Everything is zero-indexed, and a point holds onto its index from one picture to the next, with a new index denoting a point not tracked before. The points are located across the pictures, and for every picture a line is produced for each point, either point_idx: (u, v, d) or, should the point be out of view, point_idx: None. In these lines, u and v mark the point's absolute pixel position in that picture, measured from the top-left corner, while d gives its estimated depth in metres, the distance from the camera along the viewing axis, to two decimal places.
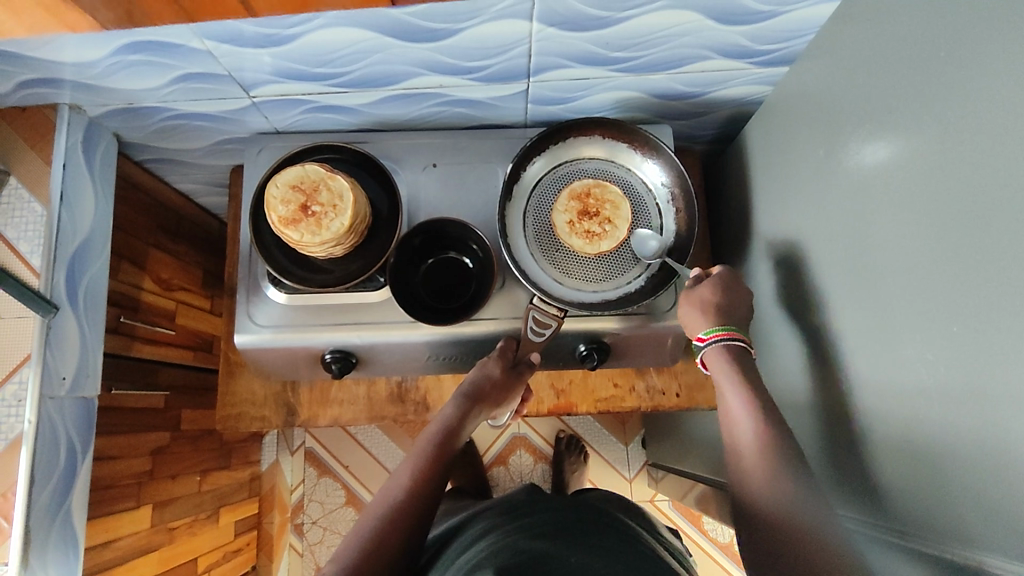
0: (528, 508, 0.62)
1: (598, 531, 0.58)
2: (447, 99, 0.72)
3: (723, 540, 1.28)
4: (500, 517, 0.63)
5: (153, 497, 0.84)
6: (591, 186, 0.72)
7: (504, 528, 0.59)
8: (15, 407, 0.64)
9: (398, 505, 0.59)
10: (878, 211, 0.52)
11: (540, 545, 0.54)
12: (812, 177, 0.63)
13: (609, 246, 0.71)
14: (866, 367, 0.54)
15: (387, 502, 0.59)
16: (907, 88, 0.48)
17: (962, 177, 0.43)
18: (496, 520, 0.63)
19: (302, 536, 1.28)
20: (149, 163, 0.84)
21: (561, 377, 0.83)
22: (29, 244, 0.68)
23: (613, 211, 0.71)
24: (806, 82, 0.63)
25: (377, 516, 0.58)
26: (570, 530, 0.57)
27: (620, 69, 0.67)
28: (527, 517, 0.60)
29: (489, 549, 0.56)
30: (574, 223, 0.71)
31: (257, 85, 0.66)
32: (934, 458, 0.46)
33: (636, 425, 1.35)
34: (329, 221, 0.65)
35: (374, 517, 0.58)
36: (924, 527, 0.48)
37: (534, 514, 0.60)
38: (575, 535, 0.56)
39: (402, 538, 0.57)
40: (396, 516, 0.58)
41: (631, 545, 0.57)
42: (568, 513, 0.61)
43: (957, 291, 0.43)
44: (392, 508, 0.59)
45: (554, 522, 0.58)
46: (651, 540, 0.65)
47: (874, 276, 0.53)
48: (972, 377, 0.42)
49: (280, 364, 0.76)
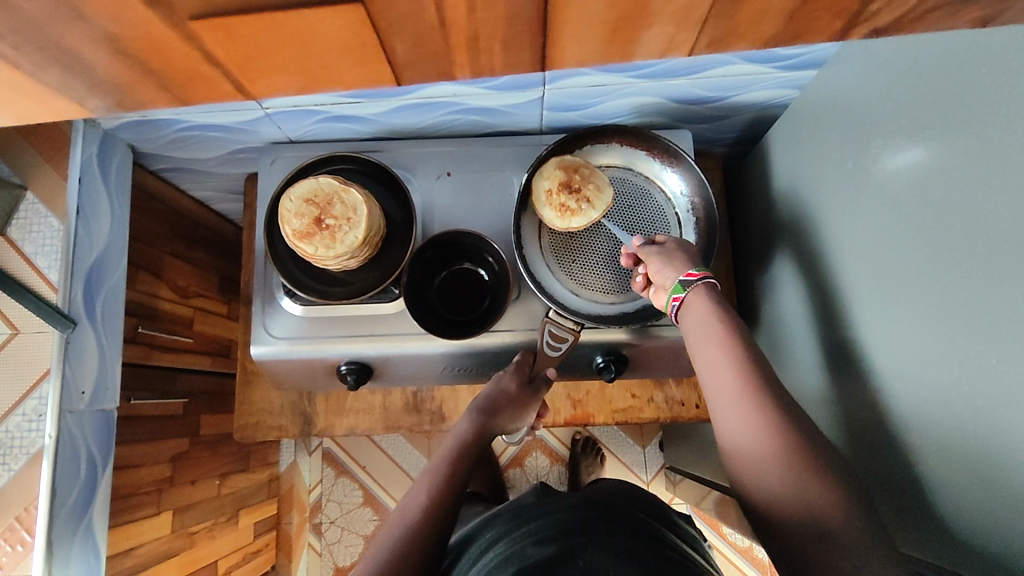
0: (535, 512, 0.61)
1: (610, 525, 0.56)
2: (461, 108, 0.71)
3: (742, 545, 1.27)
4: (508, 524, 0.62)
5: (173, 503, 0.85)
6: (581, 165, 0.67)
7: (514, 536, 0.58)
8: (35, 422, 0.66)
9: (417, 520, 0.58)
10: (911, 229, 0.50)
11: (549, 550, 0.52)
12: (839, 187, 0.61)
13: (580, 225, 0.66)
14: (896, 390, 0.52)
15: (406, 519, 0.58)
16: (940, 101, 0.46)
17: (1002, 198, 0.40)
18: (504, 528, 0.62)
19: (320, 535, 1.29)
20: (164, 172, 0.84)
21: (577, 388, 0.82)
22: (46, 259, 0.69)
23: (596, 192, 0.66)
24: (834, 88, 0.61)
25: (397, 533, 0.57)
26: (583, 526, 0.55)
27: (638, 76, 0.65)
28: (537, 522, 0.59)
29: (500, 556, 0.56)
30: (552, 193, 0.66)
31: (270, 97, 0.66)
32: (970, 491, 0.44)
33: (653, 427, 1.33)
34: (343, 234, 0.64)
35: (392, 534, 0.57)
36: (960, 559, 0.46)
37: (540, 517, 0.59)
38: (586, 532, 0.54)
39: (423, 553, 0.56)
40: (415, 530, 0.57)
41: (644, 541, 0.55)
42: (577, 510, 0.58)
43: (996, 319, 0.41)
44: (411, 523, 0.57)
45: (565, 522, 0.56)
46: (674, 537, 0.63)
47: (905, 295, 0.51)
48: (1007, 409, 0.40)
49: (296, 375, 0.76)
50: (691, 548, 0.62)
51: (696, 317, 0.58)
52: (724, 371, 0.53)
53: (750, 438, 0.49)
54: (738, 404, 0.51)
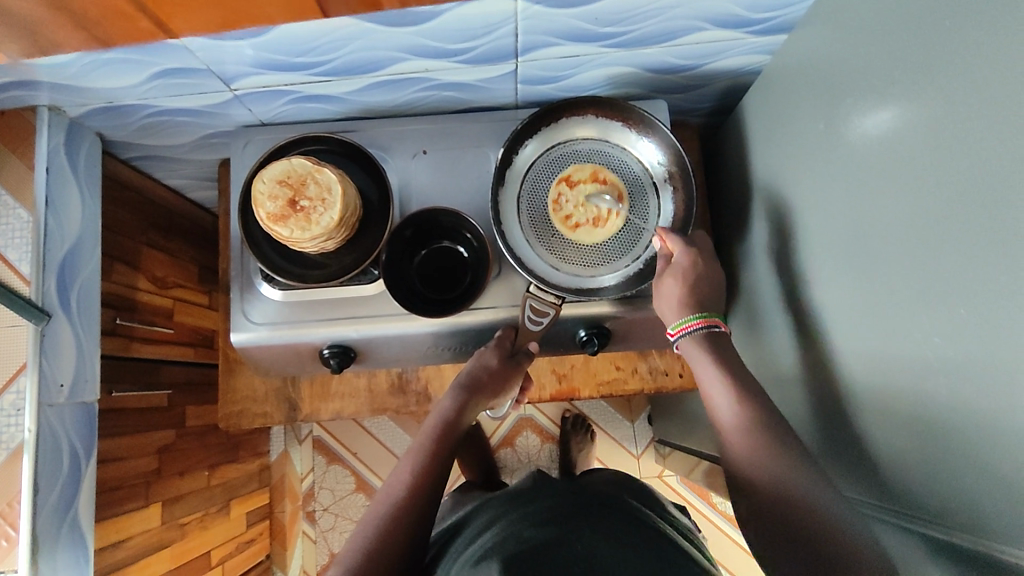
0: (532, 497, 0.61)
1: (606, 513, 0.57)
2: (433, 83, 0.70)
3: (732, 513, 1.29)
4: (501, 508, 0.62)
5: (162, 494, 0.84)
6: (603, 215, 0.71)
7: (508, 516, 0.58)
8: (14, 416, 0.65)
9: (400, 499, 0.58)
10: (881, 187, 0.50)
11: (544, 533, 0.52)
12: (812, 150, 0.61)
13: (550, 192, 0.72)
14: (867, 349, 0.53)
15: (388, 499, 0.58)
16: (910, 57, 0.46)
17: (972, 151, 0.40)
18: (497, 512, 0.62)
19: (314, 523, 1.29)
20: (135, 160, 0.82)
21: (562, 363, 0.83)
22: (17, 252, 0.67)
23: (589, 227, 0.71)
24: (805, 50, 0.61)
25: (379, 513, 0.57)
26: (577, 514, 0.56)
27: (611, 45, 0.64)
28: (533, 505, 0.59)
29: (496, 538, 0.54)
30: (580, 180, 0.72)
31: (238, 78, 0.64)
32: (941, 442, 0.45)
33: (642, 402, 1.34)
34: (318, 215, 0.63)
35: (375, 515, 0.57)
36: (933, 512, 0.47)
37: (538, 501, 0.59)
38: (580, 518, 0.55)
39: (408, 531, 0.56)
40: (399, 509, 0.57)
41: (638, 528, 0.56)
42: (573, 500, 0.60)
43: (964, 271, 0.41)
44: (394, 502, 0.58)
45: (561, 509, 0.57)
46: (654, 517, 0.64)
47: (877, 255, 0.51)
48: (976, 360, 0.41)
49: (278, 361, 0.76)
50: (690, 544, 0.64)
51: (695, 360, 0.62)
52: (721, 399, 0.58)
53: (747, 448, 0.53)
54: (736, 428, 0.55)
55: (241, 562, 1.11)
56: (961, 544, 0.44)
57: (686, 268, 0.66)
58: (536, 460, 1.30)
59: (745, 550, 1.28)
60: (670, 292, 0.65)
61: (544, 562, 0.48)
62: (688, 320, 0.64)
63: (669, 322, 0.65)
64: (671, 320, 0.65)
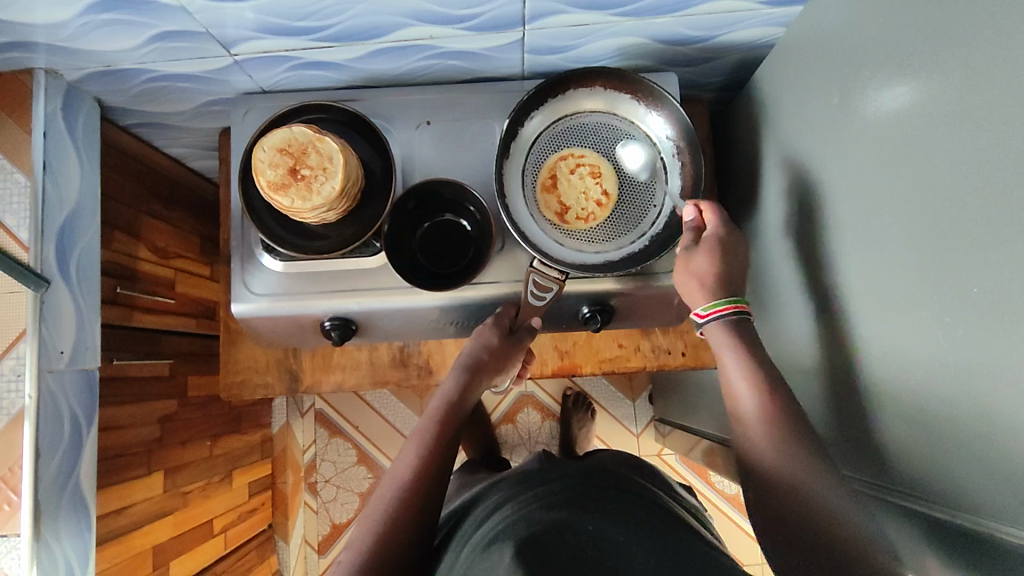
0: (542, 479, 0.59)
1: (615, 496, 0.56)
2: (439, 51, 0.68)
3: (730, 492, 1.29)
4: (512, 490, 0.60)
5: (165, 463, 0.85)
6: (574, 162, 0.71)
7: (520, 499, 0.56)
8: (15, 382, 0.65)
9: (408, 482, 0.58)
10: (897, 163, 0.49)
11: (557, 516, 0.51)
12: (828, 125, 0.59)
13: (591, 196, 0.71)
14: (878, 328, 0.52)
15: (397, 482, 0.58)
16: (930, 26, 0.44)
17: (988, 124, 0.39)
18: (507, 493, 0.60)
19: (316, 494, 1.31)
20: (135, 127, 0.81)
21: (564, 339, 0.82)
22: (15, 217, 0.66)
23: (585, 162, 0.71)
24: (821, 22, 0.59)
25: (388, 497, 0.56)
26: (590, 494, 0.55)
27: (621, 13, 0.62)
28: (545, 487, 0.57)
29: (506, 522, 0.53)
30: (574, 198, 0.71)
31: (238, 43, 0.63)
32: (947, 423, 0.44)
33: (643, 381, 1.34)
34: (319, 184, 0.62)
35: (385, 498, 0.56)
36: (937, 491, 0.46)
37: (547, 484, 0.58)
38: (595, 503, 0.54)
39: (417, 513, 0.56)
40: (410, 494, 0.57)
41: (648, 511, 0.56)
42: (582, 481, 0.58)
43: (979, 246, 0.40)
44: (403, 485, 0.57)
45: (571, 491, 0.56)
46: (665, 501, 0.64)
47: (893, 232, 0.50)
48: (986, 337, 0.40)
49: (280, 332, 0.75)
50: (703, 528, 0.65)
51: (718, 341, 0.61)
52: (738, 377, 0.57)
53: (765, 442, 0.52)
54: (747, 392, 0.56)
55: (244, 531, 1.12)
56: (963, 524, 0.43)
57: (713, 246, 0.64)
58: (536, 437, 1.31)
59: (743, 527, 1.29)
60: (702, 267, 0.63)
61: (557, 544, 0.47)
62: (717, 305, 0.62)
63: (699, 304, 0.63)
64: (700, 302, 0.63)
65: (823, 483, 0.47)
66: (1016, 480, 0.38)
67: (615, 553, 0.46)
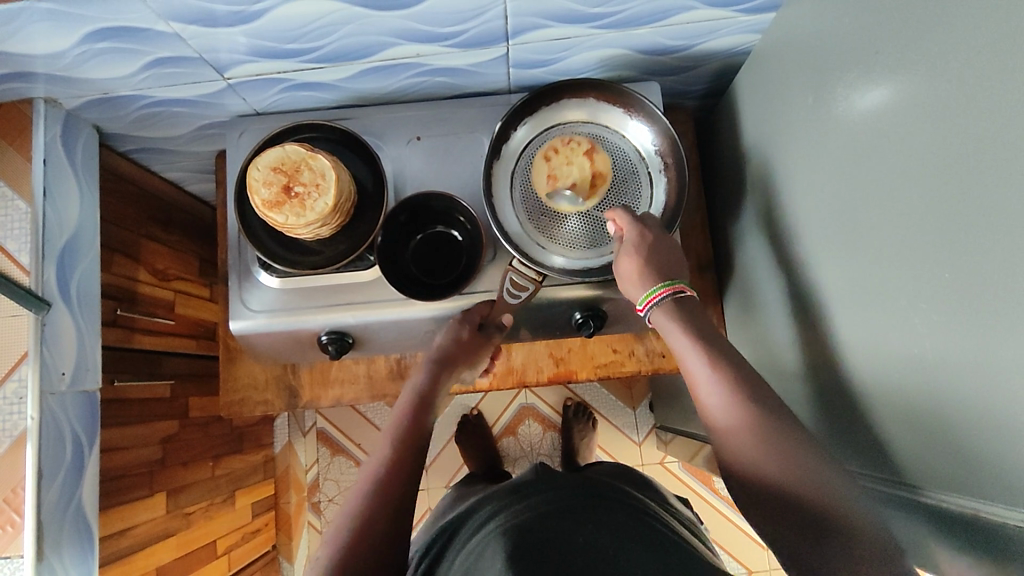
0: (535, 488, 0.60)
1: (606, 505, 0.57)
2: (426, 68, 0.70)
3: (735, 498, 1.29)
4: (506, 499, 0.60)
5: (167, 484, 0.85)
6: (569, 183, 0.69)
7: (514, 508, 0.57)
8: (16, 405, 0.66)
9: (382, 477, 0.58)
10: (871, 157, 0.50)
11: (549, 524, 0.52)
12: (803, 126, 0.60)
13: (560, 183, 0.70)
14: (860, 321, 0.53)
15: (371, 476, 0.58)
16: (895, 26, 0.46)
17: (956, 116, 0.40)
18: (502, 503, 0.60)
19: (320, 513, 1.30)
20: (133, 153, 0.83)
21: (559, 346, 0.83)
22: (16, 242, 0.68)
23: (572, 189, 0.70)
24: (793, 27, 0.61)
25: (363, 494, 0.56)
26: (582, 504, 0.56)
27: (600, 26, 0.64)
28: (539, 496, 0.58)
29: (499, 530, 0.53)
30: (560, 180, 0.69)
31: (231, 67, 0.65)
32: (930, 409, 0.45)
33: (643, 389, 1.35)
34: (313, 201, 0.64)
35: (359, 496, 0.56)
36: (925, 478, 0.47)
37: (540, 493, 0.58)
38: (587, 512, 0.54)
39: (395, 504, 0.56)
40: (384, 486, 0.57)
41: (639, 518, 0.56)
42: (576, 491, 0.58)
43: (950, 233, 0.41)
44: (376, 481, 0.57)
45: (565, 500, 0.56)
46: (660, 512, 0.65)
47: (869, 224, 0.51)
48: (962, 323, 0.41)
49: (278, 348, 0.76)
50: (697, 540, 0.65)
51: (663, 324, 0.60)
52: (690, 358, 0.56)
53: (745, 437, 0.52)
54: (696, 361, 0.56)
55: (247, 552, 1.12)
56: (951, 509, 0.44)
57: (636, 241, 0.64)
58: (538, 449, 1.31)
59: (748, 534, 1.28)
60: (629, 271, 0.64)
61: (548, 552, 0.48)
62: (654, 292, 0.61)
63: (638, 298, 0.63)
64: (638, 295, 0.63)
65: (799, 468, 0.48)
66: (998, 463, 0.39)
67: (607, 561, 0.47)
